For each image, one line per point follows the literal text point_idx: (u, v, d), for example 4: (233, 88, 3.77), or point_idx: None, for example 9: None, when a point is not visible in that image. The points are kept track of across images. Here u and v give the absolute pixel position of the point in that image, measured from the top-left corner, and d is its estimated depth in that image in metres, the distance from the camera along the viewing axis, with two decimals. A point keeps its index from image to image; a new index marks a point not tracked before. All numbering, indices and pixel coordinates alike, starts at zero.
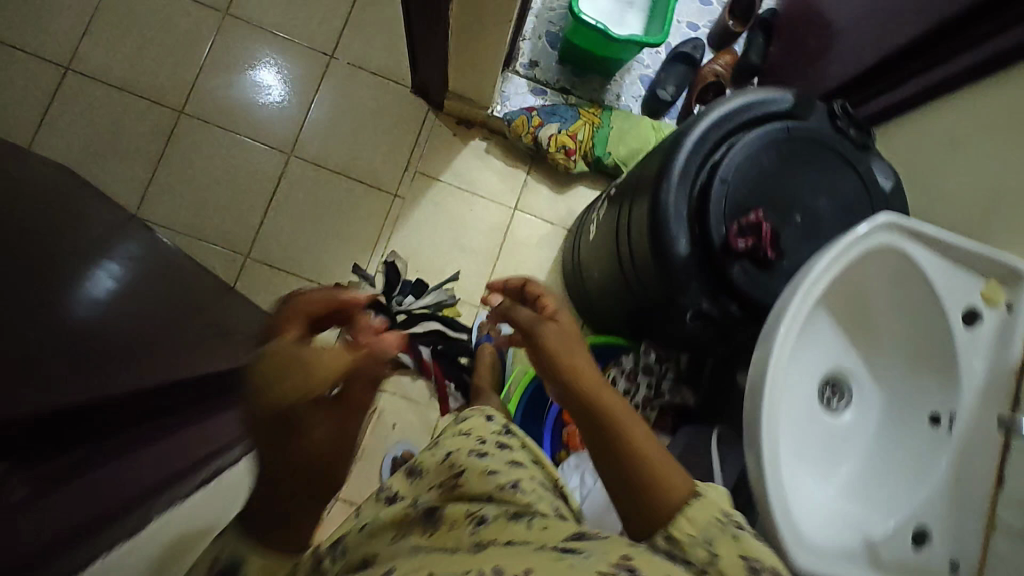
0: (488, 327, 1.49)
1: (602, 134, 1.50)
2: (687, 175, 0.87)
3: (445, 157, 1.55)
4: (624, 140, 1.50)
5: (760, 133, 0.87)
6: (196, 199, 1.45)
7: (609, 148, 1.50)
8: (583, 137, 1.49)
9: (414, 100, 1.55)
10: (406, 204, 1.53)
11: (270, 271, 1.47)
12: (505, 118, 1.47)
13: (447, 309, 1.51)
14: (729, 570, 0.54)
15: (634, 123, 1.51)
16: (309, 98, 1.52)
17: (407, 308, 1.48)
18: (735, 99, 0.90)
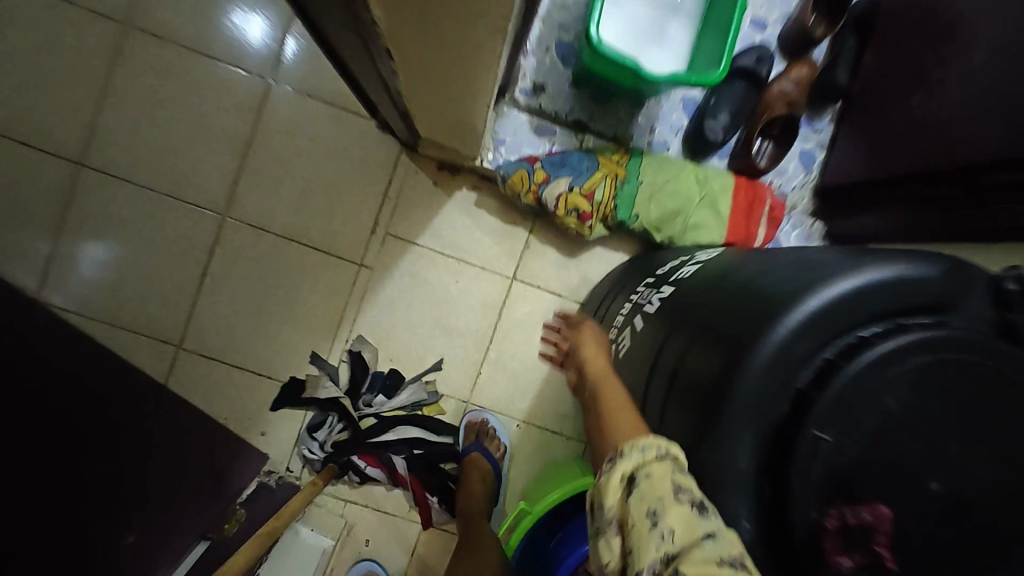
0: (477, 431, 1.23)
1: (627, 191, 1.12)
2: (757, 412, 0.55)
3: (423, 213, 1.21)
4: (657, 199, 1.12)
5: (883, 348, 0.54)
6: (110, 276, 1.16)
7: (636, 210, 1.12)
8: (602, 195, 1.12)
9: (381, 140, 1.19)
10: (376, 277, 1.21)
11: (209, 363, 1.20)
12: (498, 172, 1.11)
13: (428, 407, 1.23)
14: (672, 517, 0.50)
15: (674, 176, 1.13)
16: (245, 138, 1.17)
17: (378, 410, 1.21)
18: (843, 277, 0.56)
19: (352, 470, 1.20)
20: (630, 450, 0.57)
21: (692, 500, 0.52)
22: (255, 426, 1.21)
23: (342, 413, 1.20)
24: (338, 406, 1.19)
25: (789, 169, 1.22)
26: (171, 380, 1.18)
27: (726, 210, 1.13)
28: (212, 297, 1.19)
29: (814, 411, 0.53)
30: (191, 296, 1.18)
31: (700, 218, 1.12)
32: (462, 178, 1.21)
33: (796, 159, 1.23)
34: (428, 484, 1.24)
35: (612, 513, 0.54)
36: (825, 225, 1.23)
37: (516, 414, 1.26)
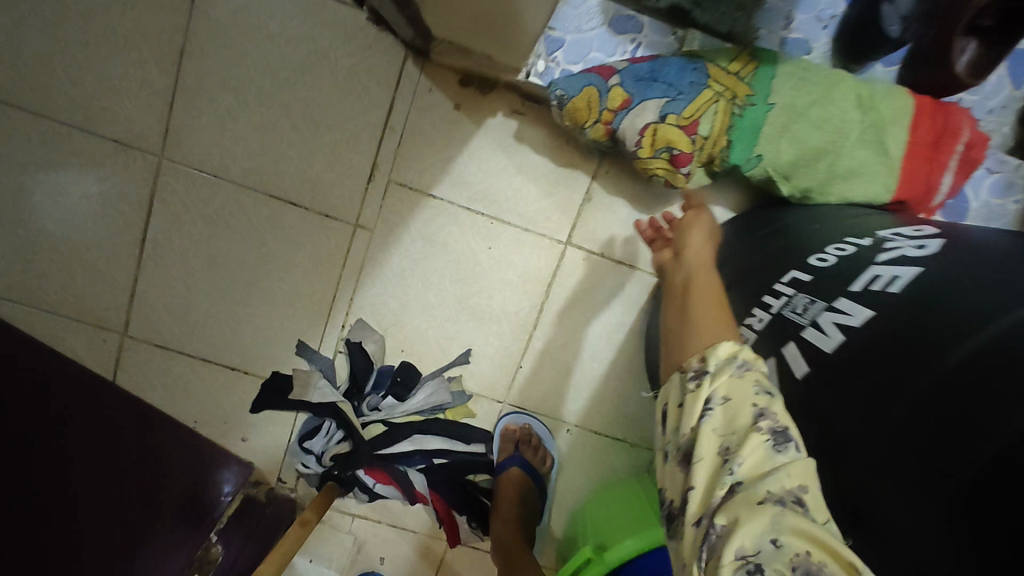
0: (515, 439, 0.94)
1: (752, 118, 0.73)
2: None
3: (440, 151, 0.85)
4: (795, 130, 0.73)
5: None
6: (20, 242, 0.85)
7: (762, 147, 0.73)
8: (710, 129, 0.73)
9: (378, 41, 0.81)
10: (377, 241, 0.87)
11: (165, 356, 0.90)
12: (552, 92, 0.72)
13: (452, 410, 0.94)
14: (747, 449, 0.43)
15: (825, 97, 0.73)
16: (180, 41, 0.81)
17: (387, 416, 0.92)
18: None
19: (358, 487, 0.94)
20: (709, 354, 0.51)
21: (772, 430, 0.44)
22: (234, 431, 0.93)
23: (340, 420, 0.92)
24: (335, 411, 0.92)
25: (991, 81, 0.81)
26: (118, 377, 0.90)
27: (900, 148, 0.73)
28: (159, 269, 0.87)
29: None
30: (132, 268, 0.87)
31: (859, 165, 0.72)
32: (498, 99, 0.83)
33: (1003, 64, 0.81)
34: (456, 502, 0.96)
35: (682, 427, 0.49)
36: None
37: (569, 417, 0.96)
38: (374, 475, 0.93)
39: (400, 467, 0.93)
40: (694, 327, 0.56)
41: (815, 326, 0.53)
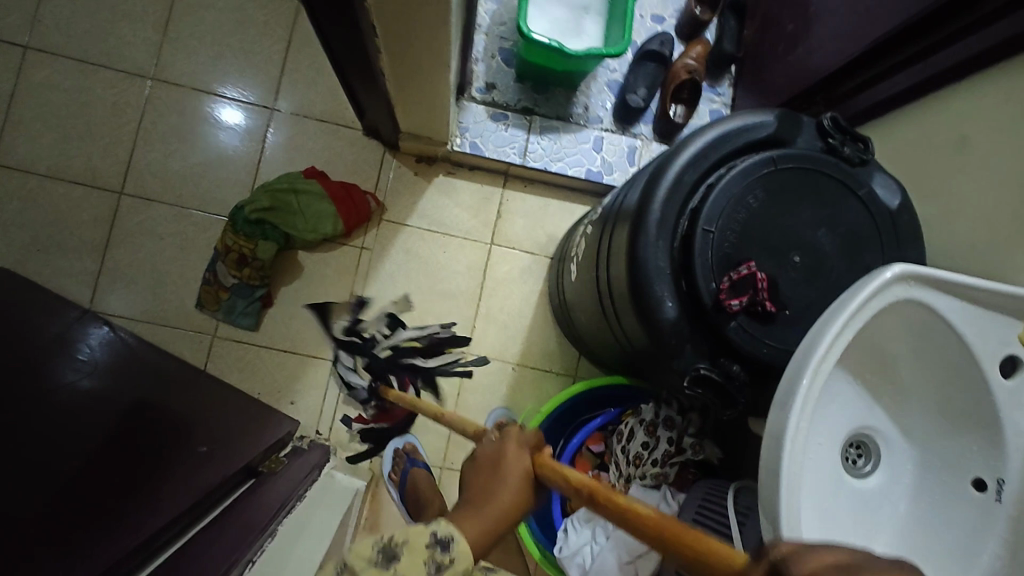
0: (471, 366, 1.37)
1: (240, 225, 1.33)
2: (677, 194, 0.79)
3: (409, 200, 1.44)
4: (260, 220, 1.34)
5: (749, 164, 0.78)
6: (150, 282, 1.36)
7: (241, 229, 1.33)
8: (247, 233, 1.33)
9: (368, 141, 1.44)
10: (376, 256, 1.43)
11: (241, 347, 1.37)
12: (226, 282, 1.34)
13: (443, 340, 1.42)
14: None
15: (258, 215, 1.33)
16: (256, 156, 1.41)
17: (389, 346, 1.40)
18: (726, 123, 0.81)
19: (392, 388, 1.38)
20: None
21: None
22: (285, 397, 1.37)
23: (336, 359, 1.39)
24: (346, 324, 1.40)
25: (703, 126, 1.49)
26: (209, 365, 1.36)
27: (261, 203, 1.34)
28: None
29: (702, 213, 0.77)
30: None
31: (253, 205, 1.33)
32: (438, 166, 1.46)
33: (706, 117, 1.50)
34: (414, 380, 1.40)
35: None
36: None
37: (512, 358, 1.43)
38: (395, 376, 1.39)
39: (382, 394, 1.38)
40: None
41: (595, 213, 1.10)
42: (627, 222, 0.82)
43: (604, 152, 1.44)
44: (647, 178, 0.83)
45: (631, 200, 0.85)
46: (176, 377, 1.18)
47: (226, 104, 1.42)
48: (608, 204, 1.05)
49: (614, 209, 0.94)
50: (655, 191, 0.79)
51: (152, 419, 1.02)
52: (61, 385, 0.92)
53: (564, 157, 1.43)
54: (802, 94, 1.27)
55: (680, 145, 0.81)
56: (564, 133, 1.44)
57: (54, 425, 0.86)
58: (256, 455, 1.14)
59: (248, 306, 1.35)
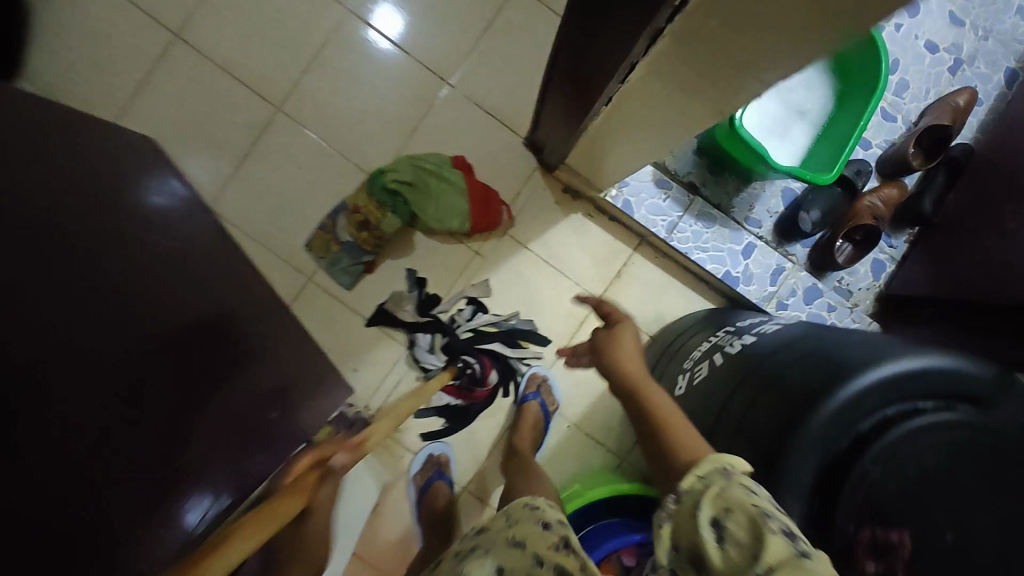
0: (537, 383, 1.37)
1: (375, 190, 1.30)
2: (848, 414, 0.72)
3: (539, 225, 1.39)
4: (395, 194, 1.31)
5: (939, 417, 0.71)
6: (271, 204, 1.37)
7: (375, 197, 1.30)
8: (379, 201, 1.30)
9: (525, 152, 1.39)
10: (486, 265, 1.39)
11: (329, 299, 1.38)
12: (340, 236, 1.33)
13: (524, 334, 1.39)
14: None
15: (394, 188, 1.30)
16: (414, 124, 1.38)
17: (468, 332, 1.36)
18: (932, 357, 0.73)
19: (468, 369, 1.36)
20: None
21: None
22: (349, 362, 1.39)
23: (410, 344, 1.38)
24: (424, 300, 1.37)
25: (861, 271, 1.39)
26: (293, 304, 1.37)
27: (403, 177, 1.31)
28: None
29: (868, 449, 0.71)
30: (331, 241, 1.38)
31: (393, 176, 1.30)
32: (581, 202, 1.39)
33: (868, 264, 1.39)
34: (491, 361, 1.37)
35: None
36: (882, 327, 1.39)
37: (570, 416, 1.42)
38: (479, 359, 1.37)
39: (466, 375, 1.36)
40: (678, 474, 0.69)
41: (727, 348, 1.03)
42: (780, 414, 0.77)
43: (749, 260, 1.34)
44: (823, 376, 0.76)
45: (796, 385, 0.79)
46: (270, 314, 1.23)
47: (372, 36, 1.38)
48: (747, 349, 0.99)
49: (762, 373, 0.87)
50: (827, 401, 0.73)
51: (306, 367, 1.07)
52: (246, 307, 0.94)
53: (707, 249, 1.33)
54: (994, 302, 1.14)
55: (881, 355, 0.74)
56: (719, 224, 1.34)
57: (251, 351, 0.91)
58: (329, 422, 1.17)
59: (351, 266, 1.35)
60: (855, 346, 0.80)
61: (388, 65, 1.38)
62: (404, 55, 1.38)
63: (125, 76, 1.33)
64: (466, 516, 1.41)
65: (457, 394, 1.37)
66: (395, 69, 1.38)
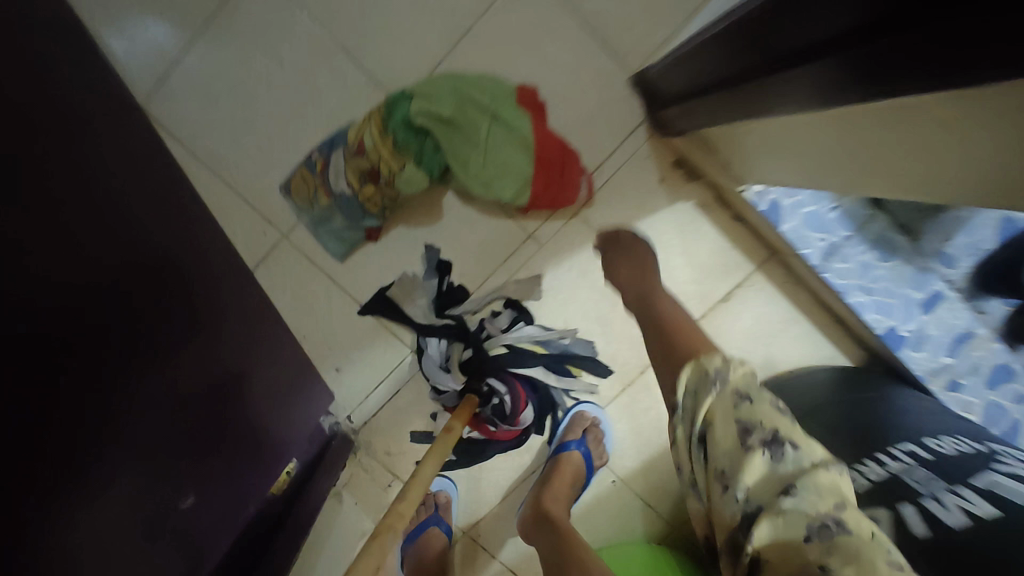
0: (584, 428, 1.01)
1: (392, 124, 0.85)
2: None
3: (628, 210, 0.94)
4: (422, 136, 0.86)
5: None
6: (236, 117, 0.91)
7: (390, 135, 0.85)
8: (397, 142, 0.85)
9: (630, 95, 0.90)
10: (541, 256, 0.96)
11: (311, 268, 0.96)
12: (331, 183, 0.88)
13: (576, 361, 0.99)
14: None
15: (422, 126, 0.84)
16: (466, 23, 0.88)
17: (500, 348, 0.95)
18: None
19: (491, 398, 0.96)
20: None
21: None
22: (331, 358, 1.00)
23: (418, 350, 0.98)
24: (444, 294, 0.95)
25: None
26: (260, 269, 0.96)
27: (436, 109, 0.84)
28: None
29: None
30: None
31: (422, 109, 0.84)
32: (697, 186, 0.93)
33: None
34: (524, 392, 0.98)
35: None
36: None
37: (618, 470, 1.06)
38: (510, 388, 0.96)
39: (489, 406, 0.97)
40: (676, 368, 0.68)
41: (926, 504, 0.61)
42: None
43: (930, 316, 0.91)
44: None
45: None
46: (223, 276, 0.83)
47: None
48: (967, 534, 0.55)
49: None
50: None
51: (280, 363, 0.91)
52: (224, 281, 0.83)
53: (874, 291, 0.89)
54: None
55: None
56: (901, 257, 0.89)
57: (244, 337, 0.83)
58: (271, 443, 0.86)
59: (346, 229, 0.92)
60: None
61: None
62: None
63: None
64: (463, 568, 1.09)
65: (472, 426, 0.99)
66: None
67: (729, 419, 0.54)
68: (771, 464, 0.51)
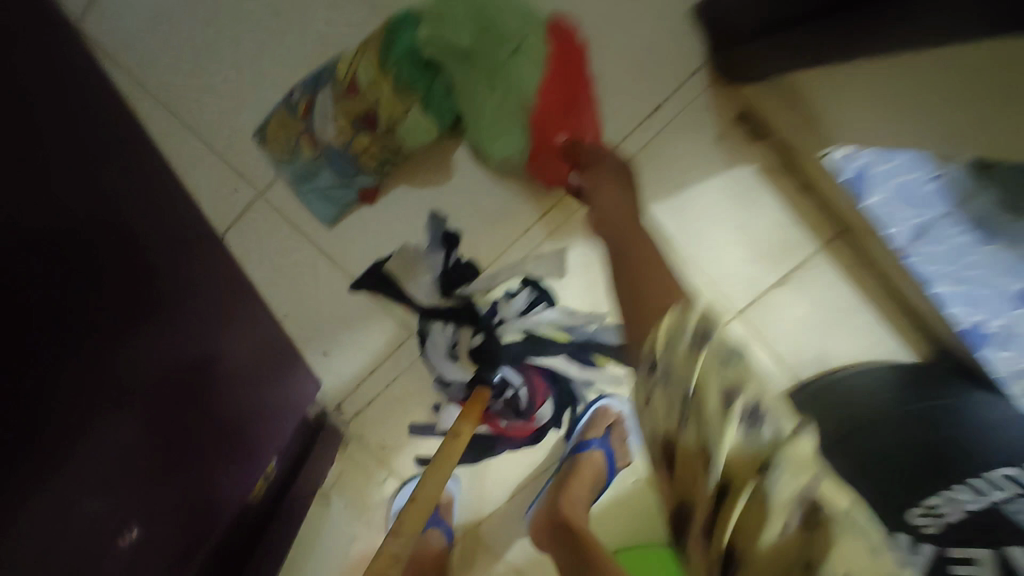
0: (610, 424, 0.88)
1: (398, 58, 0.68)
2: None
3: (676, 175, 0.78)
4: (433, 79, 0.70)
5: None
6: (199, 44, 0.73)
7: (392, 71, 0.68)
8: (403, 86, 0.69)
9: (689, 32, 0.73)
10: (569, 226, 0.80)
11: (293, 234, 0.80)
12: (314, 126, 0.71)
13: (603, 355, 0.84)
14: None
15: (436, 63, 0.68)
16: None
17: (517, 336, 0.82)
18: None
19: (504, 390, 0.83)
20: None
21: None
22: (317, 341, 0.86)
23: (421, 335, 0.83)
24: (452, 272, 0.79)
25: None
26: (232, 235, 0.80)
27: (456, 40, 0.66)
28: None
29: None
30: None
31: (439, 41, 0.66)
32: (762, 148, 0.77)
33: None
34: (541, 385, 0.85)
35: None
36: None
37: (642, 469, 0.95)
38: (525, 379, 0.84)
39: (502, 399, 0.84)
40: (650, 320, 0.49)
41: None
42: None
43: None
44: None
45: None
46: (184, 242, 0.67)
47: None
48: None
49: None
50: None
51: (248, 334, 0.75)
52: (176, 243, 0.66)
53: (967, 282, 0.75)
54: None
55: None
56: None
57: (207, 311, 0.67)
58: (250, 435, 0.72)
59: (334, 187, 0.76)
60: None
61: None
62: None
63: None
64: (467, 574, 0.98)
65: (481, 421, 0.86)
66: None
67: (714, 382, 0.41)
68: (749, 435, 0.39)
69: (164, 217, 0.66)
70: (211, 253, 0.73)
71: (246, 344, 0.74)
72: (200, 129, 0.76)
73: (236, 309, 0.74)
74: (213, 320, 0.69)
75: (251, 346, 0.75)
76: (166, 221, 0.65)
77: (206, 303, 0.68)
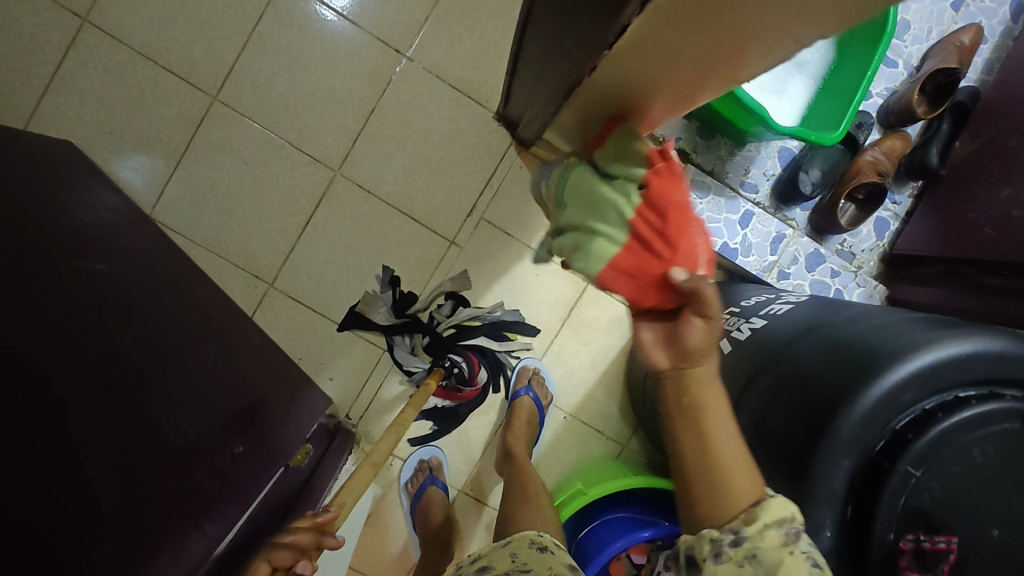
0: (527, 377, 1.30)
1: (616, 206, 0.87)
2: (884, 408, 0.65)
3: (518, 206, 1.27)
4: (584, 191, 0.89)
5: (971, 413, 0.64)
6: (219, 206, 1.23)
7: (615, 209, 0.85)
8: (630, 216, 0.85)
9: (497, 128, 1.26)
10: (464, 255, 1.28)
11: (295, 305, 1.26)
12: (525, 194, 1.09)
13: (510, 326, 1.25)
14: None
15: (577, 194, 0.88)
16: (370, 103, 1.23)
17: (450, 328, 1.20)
18: (954, 348, 0.66)
19: (453, 366, 1.22)
20: None
21: None
22: (324, 371, 1.28)
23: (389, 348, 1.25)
24: (399, 299, 1.22)
25: (863, 232, 1.29)
26: (257, 314, 1.25)
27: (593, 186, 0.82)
28: (311, 246, 1.25)
29: (908, 449, 0.64)
30: (292, 241, 1.25)
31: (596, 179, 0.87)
32: None
33: (871, 224, 1.29)
34: (476, 357, 1.23)
35: None
36: (888, 288, 1.30)
37: (565, 407, 1.34)
38: (464, 357, 1.22)
39: (453, 374, 1.22)
40: (717, 488, 0.66)
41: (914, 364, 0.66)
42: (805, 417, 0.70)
43: (748, 230, 1.25)
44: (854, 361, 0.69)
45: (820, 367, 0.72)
46: (232, 314, 1.13)
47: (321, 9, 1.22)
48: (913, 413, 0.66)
49: (784, 371, 0.78)
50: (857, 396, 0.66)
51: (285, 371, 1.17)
52: (231, 316, 1.12)
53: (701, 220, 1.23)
54: (995, 266, 1.09)
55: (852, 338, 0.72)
56: (714, 193, 1.24)
57: (256, 355, 1.10)
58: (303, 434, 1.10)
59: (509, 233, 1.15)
60: (899, 337, 0.70)
61: (334, 40, 1.22)
62: (349, 26, 1.21)
63: (35, 74, 1.18)
64: (465, 520, 1.33)
65: (444, 394, 1.26)
66: (342, 44, 1.22)
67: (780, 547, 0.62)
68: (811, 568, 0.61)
69: (221, 303, 1.12)
70: (249, 323, 1.18)
71: (286, 374, 1.15)
72: (226, 254, 1.24)
73: (276, 357, 1.17)
74: (263, 360, 1.11)
75: (290, 376, 1.16)
76: (221, 306, 1.11)
77: (256, 351, 1.11)
